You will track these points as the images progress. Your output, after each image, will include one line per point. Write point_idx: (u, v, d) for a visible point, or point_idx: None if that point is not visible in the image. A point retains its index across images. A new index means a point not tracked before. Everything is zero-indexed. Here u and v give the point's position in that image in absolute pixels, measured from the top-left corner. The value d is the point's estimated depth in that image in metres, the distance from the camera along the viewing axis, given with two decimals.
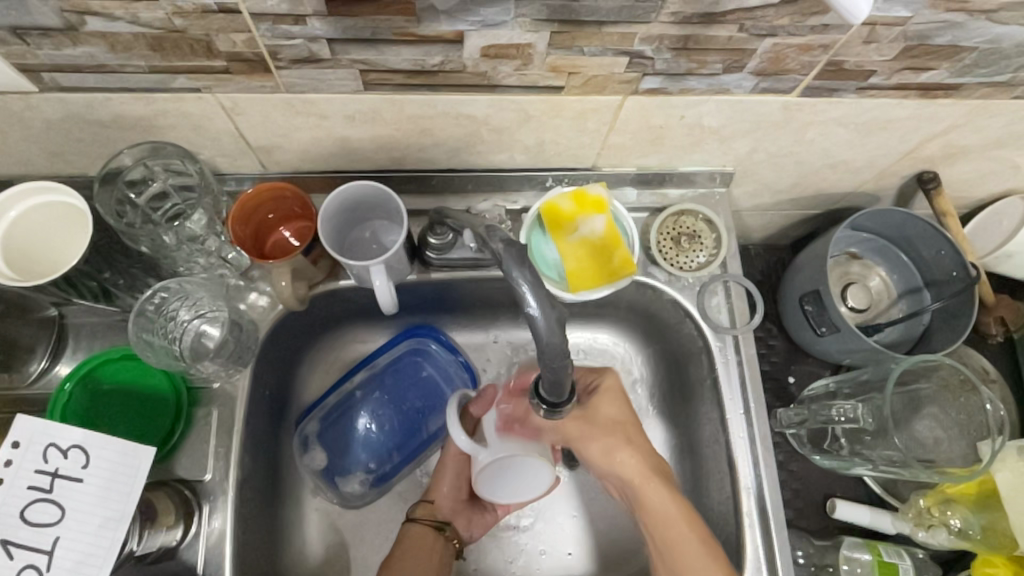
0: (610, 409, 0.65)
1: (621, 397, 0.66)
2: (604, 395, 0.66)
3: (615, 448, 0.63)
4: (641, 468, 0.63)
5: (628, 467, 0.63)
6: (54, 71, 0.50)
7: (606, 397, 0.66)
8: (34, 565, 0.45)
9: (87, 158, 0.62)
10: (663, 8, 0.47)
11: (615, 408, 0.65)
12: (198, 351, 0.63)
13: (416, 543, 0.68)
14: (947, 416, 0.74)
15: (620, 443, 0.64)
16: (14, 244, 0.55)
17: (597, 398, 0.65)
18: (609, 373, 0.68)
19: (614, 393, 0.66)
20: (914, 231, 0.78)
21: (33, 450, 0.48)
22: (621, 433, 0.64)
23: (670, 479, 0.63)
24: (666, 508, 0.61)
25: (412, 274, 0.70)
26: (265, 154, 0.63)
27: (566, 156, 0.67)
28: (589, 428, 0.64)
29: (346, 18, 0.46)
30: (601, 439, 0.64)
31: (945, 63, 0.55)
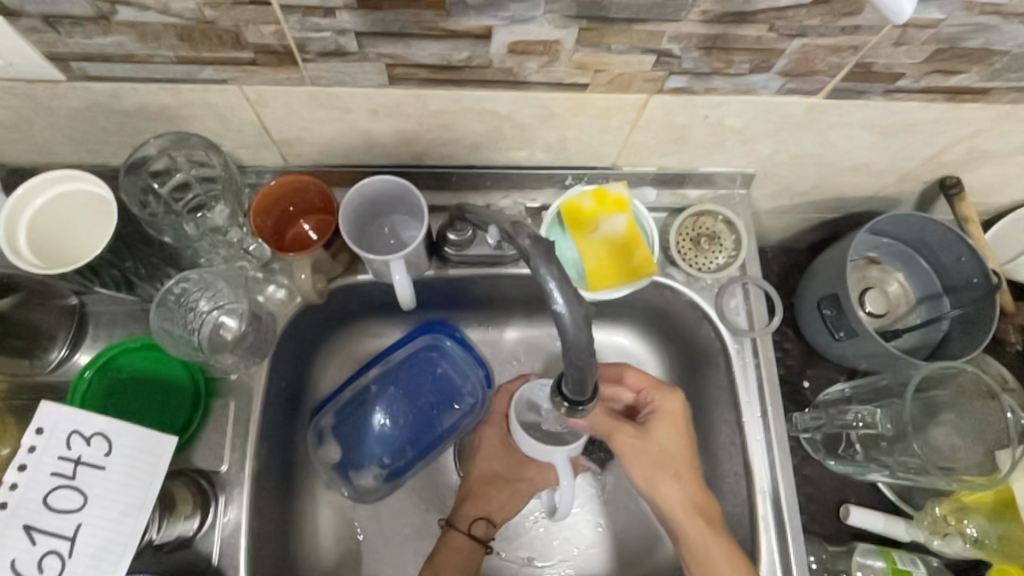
0: (661, 437, 0.66)
1: (677, 429, 0.66)
2: (659, 424, 0.66)
3: (659, 478, 0.65)
4: (684, 500, 0.64)
5: (671, 496, 0.64)
6: (83, 60, 0.50)
7: (658, 429, 0.66)
8: (56, 551, 0.46)
9: (110, 147, 0.62)
10: (694, 7, 0.46)
11: (670, 435, 0.66)
12: (217, 343, 0.63)
13: (456, 554, 0.68)
14: (965, 424, 0.73)
15: (666, 476, 0.65)
16: (40, 231, 0.55)
17: (653, 425, 0.66)
18: (669, 398, 0.67)
19: (670, 419, 0.67)
20: (935, 236, 0.78)
21: (56, 437, 0.48)
22: (668, 463, 0.66)
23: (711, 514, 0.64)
24: (699, 539, 0.62)
25: (430, 269, 0.70)
26: (287, 146, 0.63)
27: (586, 154, 0.67)
28: (637, 457, 0.66)
29: (375, 11, 0.46)
30: (647, 467, 0.65)
31: (976, 67, 0.54)
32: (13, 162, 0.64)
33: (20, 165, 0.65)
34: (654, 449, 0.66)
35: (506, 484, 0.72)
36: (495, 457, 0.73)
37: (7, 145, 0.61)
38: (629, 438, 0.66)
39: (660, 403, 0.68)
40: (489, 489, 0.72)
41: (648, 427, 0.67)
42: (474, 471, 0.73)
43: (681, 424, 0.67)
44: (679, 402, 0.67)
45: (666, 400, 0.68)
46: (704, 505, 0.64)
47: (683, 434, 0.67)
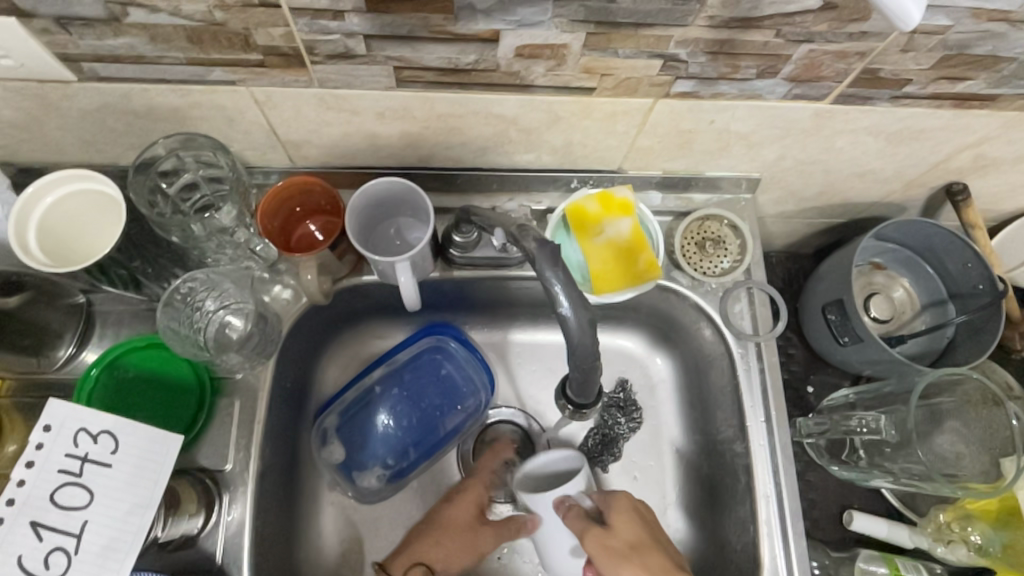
0: (624, 531, 0.60)
1: (636, 525, 0.61)
2: (618, 525, 0.60)
3: (641, 567, 0.57)
4: None
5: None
6: (94, 61, 0.50)
7: (622, 524, 0.60)
8: (63, 547, 0.46)
9: (119, 147, 0.63)
10: (701, 12, 0.47)
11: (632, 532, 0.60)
12: (222, 343, 0.63)
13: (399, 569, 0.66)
14: (969, 431, 0.73)
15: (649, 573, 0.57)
16: (49, 231, 0.56)
17: (615, 521, 0.60)
18: (618, 495, 0.63)
19: (625, 517, 0.61)
20: (941, 242, 0.78)
21: (64, 435, 0.48)
22: (648, 568, 0.57)
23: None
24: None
25: (435, 271, 0.70)
26: (294, 148, 0.63)
27: (592, 158, 0.67)
28: (613, 560, 0.57)
29: (384, 14, 0.46)
30: (624, 567, 0.57)
31: (983, 74, 0.54)
32: (24, 161, 0.65)
33: (30, 165, 0.66)
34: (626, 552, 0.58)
35: (467, 533, 0.69)
36: (467, 505, 0.70)
37: (18, 144, 0.62)
38: (598, 541, 0.58)
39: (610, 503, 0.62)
40: (445, 533, 0.69)
41: (611, 525, 0.60)
42: (440, 515, 0.70)
43: (638, 513, 0.63)
44: (625, 492, 0.64)
45: (616, 499, 0.62)
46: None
47: (643, 531, 0.61)
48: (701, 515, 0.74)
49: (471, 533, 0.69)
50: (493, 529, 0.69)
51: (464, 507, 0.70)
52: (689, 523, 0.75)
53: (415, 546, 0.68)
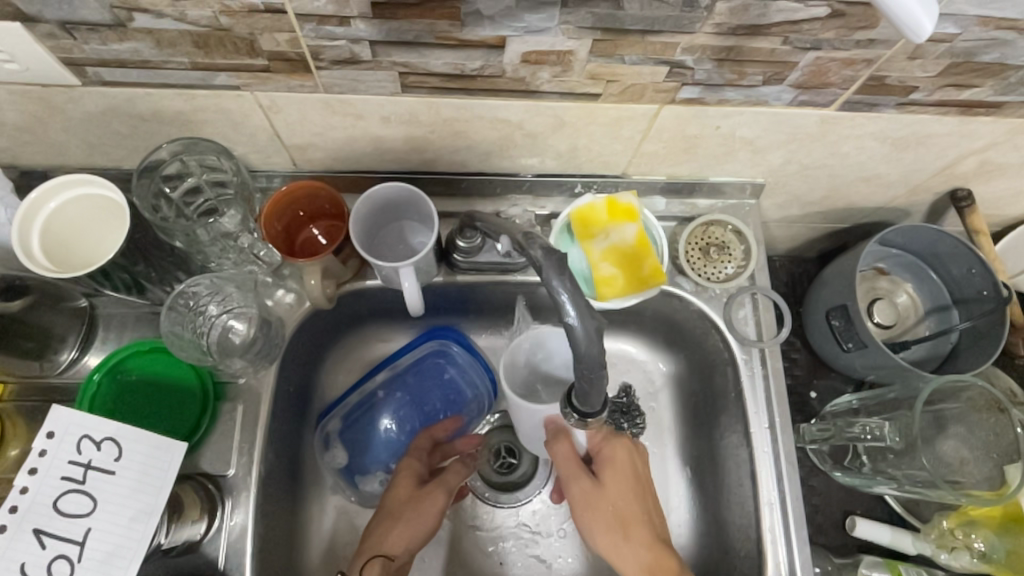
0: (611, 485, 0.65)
1: (629, 473, 0.66)
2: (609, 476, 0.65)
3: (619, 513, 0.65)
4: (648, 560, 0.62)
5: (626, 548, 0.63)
6: (99, 65, 0.50)
7: (613, 478, 0.65)
8: (66, 555, 0.46)
9: (123, 151, 0.62)
10: (708, 20, 0.46)
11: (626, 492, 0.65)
12: (226, 346, 0.63)
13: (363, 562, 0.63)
14: (974, 437, 0.73)
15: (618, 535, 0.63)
16: (53, 235, 0.55)
17: (607, 477, 0.65)
18: (618, 443, 0.67)
19: (625, 470, 0.66)
20: (945, 248, 0.77)
21: (66, 442, 0.48)
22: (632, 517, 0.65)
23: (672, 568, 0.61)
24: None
25: (439, 276, 0.70)
26: (298, 152, 0.63)
27: (597, 163, 0.67)
28: (592, 508, 0.65)
29: (391, 20, 0.46)
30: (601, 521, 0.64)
31: (990, 81, 0.54)
32: (27, 164, 0.65)
33: (34, 168, 0.65)
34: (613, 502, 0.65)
35: (420, 508, 0.67)
36: (409, 480, 0.69)
37: (21, 147, 0.62)
38: (587, 486, 0.65)
39: (608, 453, 0.66)
40: (395, 519, 0.66)
41: (601, 477, 0.65)
42: (392, 499, 0.68)
43: (635, 465, 0.66)
44: (627, 449, 0.67)
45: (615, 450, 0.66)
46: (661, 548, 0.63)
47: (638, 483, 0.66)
48: (703, 520, 0.74)
49: (418, 508, 0.67)
50: (440, 490, 0.68)
51: (399, 488, 0.68)
52: (691, 527, 0.75)
53: (372, 540, 0.65)
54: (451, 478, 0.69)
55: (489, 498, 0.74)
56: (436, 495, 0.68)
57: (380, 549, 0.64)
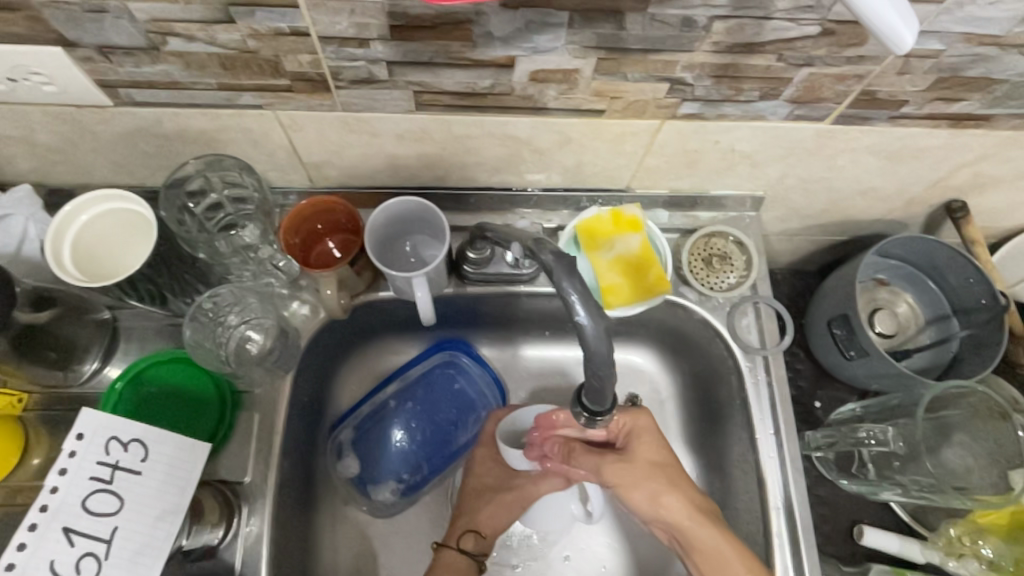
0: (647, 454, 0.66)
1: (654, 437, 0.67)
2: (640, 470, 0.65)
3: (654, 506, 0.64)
4: (687, 511, 0.63)
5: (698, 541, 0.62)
6: (131, 86, 0.53)
7: (641, 445, 0.66)
8: (94, 553, 0.47)
9: (148, 169, 0.65)
10: (706, 38, 0.49)
11: (651, 485, 0.65)
12: (243, 357, 0.64)
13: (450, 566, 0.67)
14: (978, 444, 0.73)
15: (665, 487, 0.64)
16: (83, 247, 0.58)
17: (635, 445, 0.66)
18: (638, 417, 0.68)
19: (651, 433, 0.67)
20: (942, 258, 0.79)
21: (95, 443, 0.49)
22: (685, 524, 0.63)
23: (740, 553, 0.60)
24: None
25: (449, 287, 0.72)
26: (315, 169, 0.66)
27: (602, 178, 0.69)
28: (626, 476, 0.65)
29: (408, 42, 0.49)
30: (645, 483, 0.65)
31: (977, 95, 0.57)
32: (55, 183, 0.68)
33: (61, 187, 0.68)
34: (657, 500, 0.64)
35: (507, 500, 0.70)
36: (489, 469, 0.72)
37: (52, 166, 0.65)
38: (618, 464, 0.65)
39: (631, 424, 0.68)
40: (486, 503, 0.71)
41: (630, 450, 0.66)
42: (476, 484, 0.72)
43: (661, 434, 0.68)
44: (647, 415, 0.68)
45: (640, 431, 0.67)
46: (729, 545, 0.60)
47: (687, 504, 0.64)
48: None
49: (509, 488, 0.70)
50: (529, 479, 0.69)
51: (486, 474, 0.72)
52: None
53: (466, 516, 0.71)
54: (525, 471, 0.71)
55: None
56: (527, 487, 0.70)
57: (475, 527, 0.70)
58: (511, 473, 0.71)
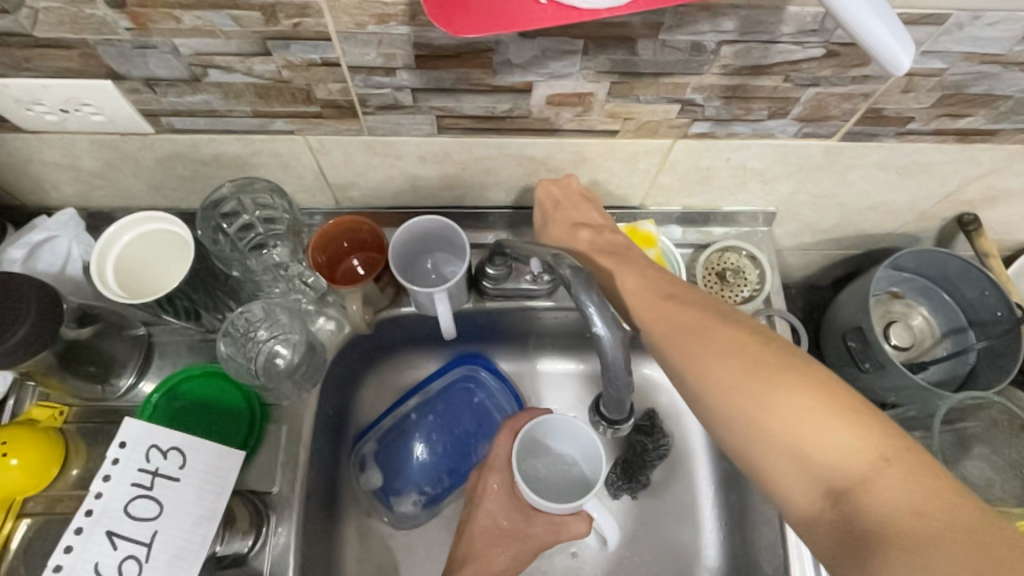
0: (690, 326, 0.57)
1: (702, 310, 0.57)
2: (711, 356, 0.49)
3: (716, 385, 0.48)
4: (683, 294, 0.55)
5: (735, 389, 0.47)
6: (172, 115, 0.57)
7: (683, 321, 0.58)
8: (135, 556, 0.49)
9: (184, 192, 0.69)
10: (715, 62, 0.52)
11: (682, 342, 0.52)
12: (272, 371, 0.68)
13: None
14: (998, 457, 0.73)
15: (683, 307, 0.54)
16: (124, 266, 0.61)
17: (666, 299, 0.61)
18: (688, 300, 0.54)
19: (685, 299, 0.55)
20: (956, 270, 0.80)
21: (137, 451, 0.52)
22: (737, 350, 0.49)
23: (850, 401, 0.45)
24: (797, 436, 0.44)
25: (469, 303, 0.74)
26: (341, 190, 0.69)
27: (617, 195, 0.72)
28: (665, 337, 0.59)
29: (432, 70, 0.52)
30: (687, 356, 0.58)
31: (982, 111, 0.58)
32: (97, 207, 0.72)
33: (102, 210, 0.72)
34: (722, 371, 0.48)
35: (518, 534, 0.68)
36: (499, 508, 0.69)
37: (95, 191, 0.69)
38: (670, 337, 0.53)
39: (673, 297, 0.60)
40: (498, 547, 0.67)
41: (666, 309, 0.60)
42: (484, 523, 0.69)
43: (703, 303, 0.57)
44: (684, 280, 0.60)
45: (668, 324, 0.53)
46: (795, 372, 0.46)
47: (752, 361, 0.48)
48: (731, 541, 0.75)
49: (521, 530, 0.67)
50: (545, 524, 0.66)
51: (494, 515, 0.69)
52: (719, 549, 0.76)
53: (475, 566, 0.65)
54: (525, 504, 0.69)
55: None
56: (543, 536, 0.66)
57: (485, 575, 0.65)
58: (528, 519, 0.68)
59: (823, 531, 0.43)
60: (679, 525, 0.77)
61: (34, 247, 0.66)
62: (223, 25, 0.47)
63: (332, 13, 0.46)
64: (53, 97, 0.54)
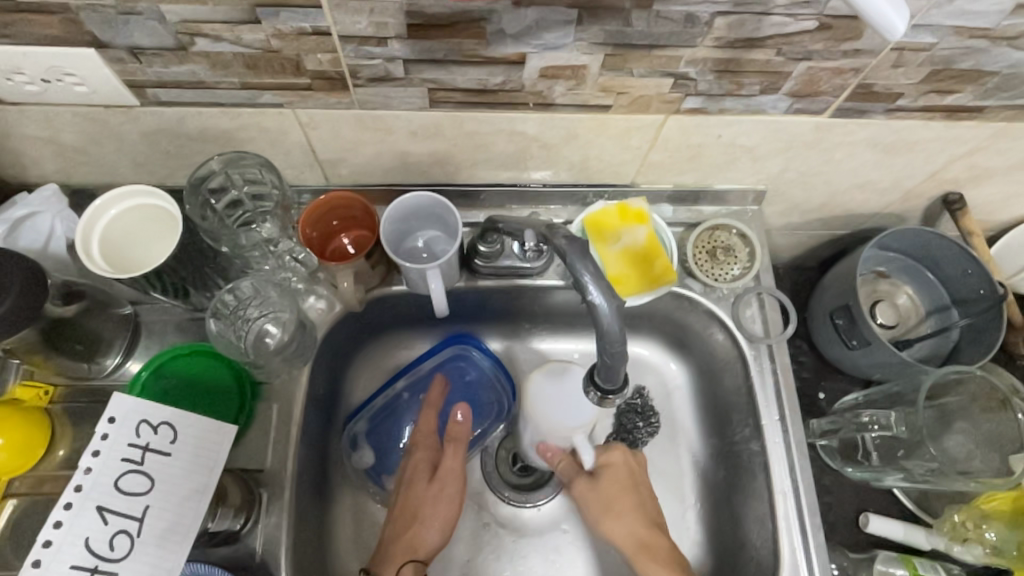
0: (610, 486, 0.69)
1: (624, 478, 0.70)
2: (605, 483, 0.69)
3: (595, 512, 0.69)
4: (632, 537, 0.67)
5: (620, 505, 0.69)
6: (158, 86, 0.56)
7: (611, 479, 0.70)
8: (126, 530, 0.50)
9: (169, 168, 0.68)
10: (708, 34, 0.52)
11: (620, 528, 0.68)
12: (261, 350, 0.66)
13: None
14: (979, 431, 0.75)
15: (618, 514, 0.68)
16: (110, 240, 0.60)
17: (604, 474, 0.70)
18: (613, 450, 0.72)
19: (611, 483, 0.70)
20: (939, 249, 0.81)
21: (126, 426, 0.52)
22: (631, 480, 0.70)
23: (661, 546, 0.66)
24: (604, 513, 0.69)
25: (460, 281, 0.74)
26: (330, 167, 0.68)
27: (608, 173, 0.72)
28: (598, 501, 0.69)
29: (424, 40, 0.51)
30: (609, 500, 0.69)
31: (969, 86, 0.59)
32: (79, 184, 0.70)
33: (84, 187, 0.71)
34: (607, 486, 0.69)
35: (435, 503, 0.69)
36: (421, 474, 0.71)
37: (76, 167, 0.67)
38: (586, 487, 0.70)
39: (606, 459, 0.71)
40: (425, 517, 0.68)
41: (599, 478, 0.70)
42: (415, 504, 0.69)
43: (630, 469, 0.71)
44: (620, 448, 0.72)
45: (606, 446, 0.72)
46: (621, 506, 0.69)
47: (630, 483, 0.70)
48: (717, 517, 0.76)
49: (437, 500, 0.69)
50: (451, 479, 0.70)
51: (415, 491, 0.70)
52: (704, 524, 0.77)
53: (407, 545, 0.67)
54: (454, 461, 0.71)
55: (511, 497, 0.76)
56: (451, 476, 0.70)
57: (419, 548, 0.67)
58: (437, 495, 0.69)
59: (657, 547, 0.66)
60: (668, 503, 0.78)
61: (17, 222, 0.65)
62: None
63: None
64: (34, 66, 0.52)
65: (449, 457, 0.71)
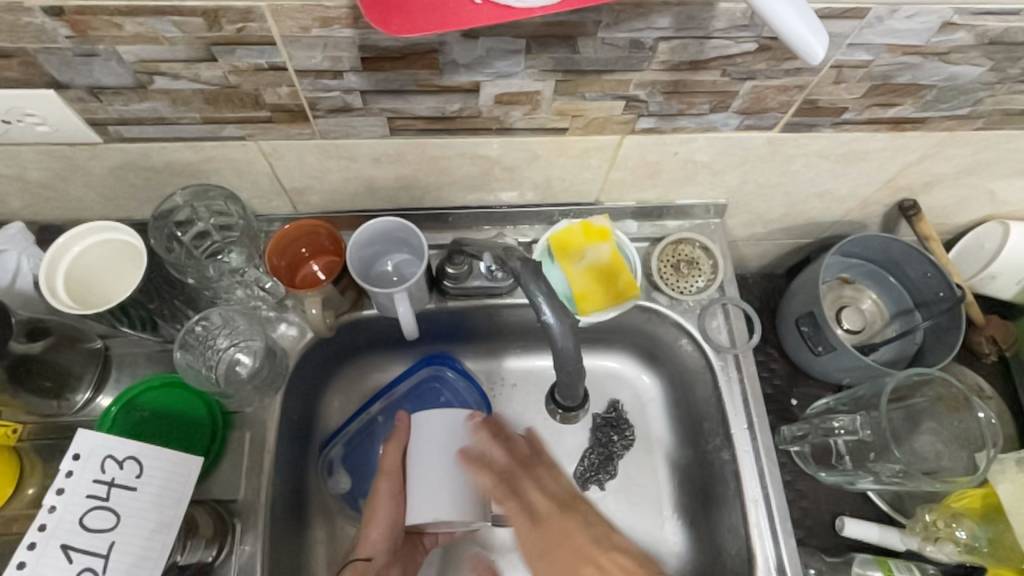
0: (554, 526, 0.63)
1: (571, 515, 0.63)
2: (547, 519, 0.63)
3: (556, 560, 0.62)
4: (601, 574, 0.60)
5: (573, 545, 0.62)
6: (120, 123, 0.57)
7: (558, 514, 0.63)
8: (92, 568, 0.49)
9: (137, 202, 0.68)
10: (654, 58, 0.54)
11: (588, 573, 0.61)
12: (233, 379, 0.68)
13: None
14: (945, 429, 0.77)
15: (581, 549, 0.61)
16: (75, 276, 0.61)
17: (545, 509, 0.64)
18: (547, 476, 0.66)
19: (559, 519, 0.63)
20: (899, 253, 0.83)
21: (91, 462, 0.52)
22: (578, 523, 0.63)
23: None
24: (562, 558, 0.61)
25: (431, 303, 0.75)
26: (297, 195, 0.69)
27: (572, 192, 0.73)
28: (548, 540, 0.62)
29: (379, 72, 0.53)
30: (560, 536, 0.62)
31: (910, 99, 0.61)
32: (47, 220, 0.70)
33: (52, 224, 0.71)
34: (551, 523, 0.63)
35: (382, 511, 0.67)
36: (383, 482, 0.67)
37: (43, 204, 0.68)
38: (532, 521, 0.64)
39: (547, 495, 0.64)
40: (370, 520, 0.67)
41: (544, 515, 0.63)
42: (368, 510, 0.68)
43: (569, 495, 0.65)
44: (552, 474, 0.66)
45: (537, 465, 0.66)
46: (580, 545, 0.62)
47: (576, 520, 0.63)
48: (696, 527, 0.77)
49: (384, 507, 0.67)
50: (392, 482, 0.67)
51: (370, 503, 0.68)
52: (684, 534, 0.78)
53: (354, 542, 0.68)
54: (392, 482, 0.67)
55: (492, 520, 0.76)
56: (394, 480, 0.67)
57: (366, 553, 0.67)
58: (392, 504, 0.67)
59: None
60: (646, 516, 0.79)
61: None
62: (166, 32, 0.47)
63: (275, 17, 0.46)
64: None
65: (385, 479, 0.67)
